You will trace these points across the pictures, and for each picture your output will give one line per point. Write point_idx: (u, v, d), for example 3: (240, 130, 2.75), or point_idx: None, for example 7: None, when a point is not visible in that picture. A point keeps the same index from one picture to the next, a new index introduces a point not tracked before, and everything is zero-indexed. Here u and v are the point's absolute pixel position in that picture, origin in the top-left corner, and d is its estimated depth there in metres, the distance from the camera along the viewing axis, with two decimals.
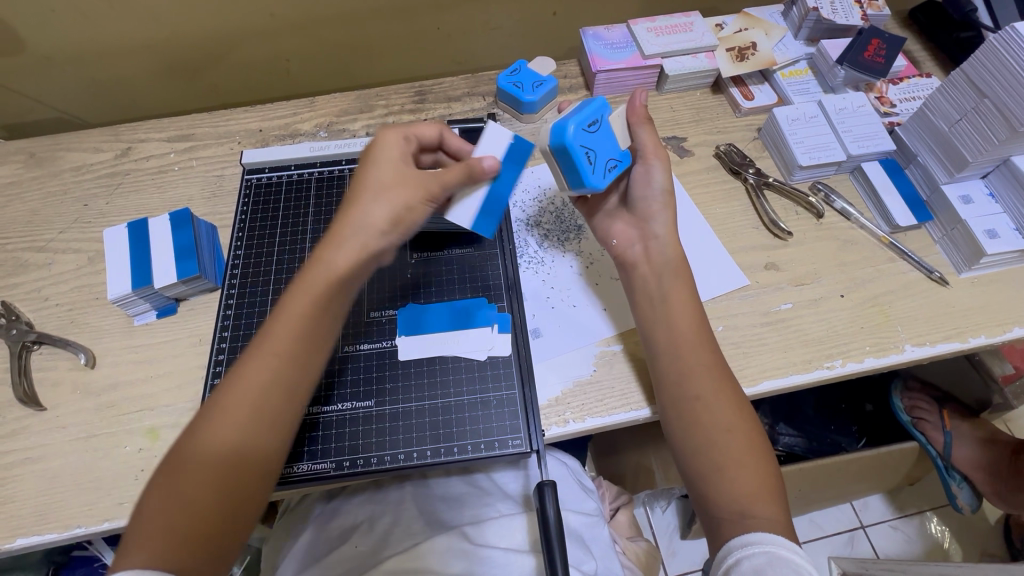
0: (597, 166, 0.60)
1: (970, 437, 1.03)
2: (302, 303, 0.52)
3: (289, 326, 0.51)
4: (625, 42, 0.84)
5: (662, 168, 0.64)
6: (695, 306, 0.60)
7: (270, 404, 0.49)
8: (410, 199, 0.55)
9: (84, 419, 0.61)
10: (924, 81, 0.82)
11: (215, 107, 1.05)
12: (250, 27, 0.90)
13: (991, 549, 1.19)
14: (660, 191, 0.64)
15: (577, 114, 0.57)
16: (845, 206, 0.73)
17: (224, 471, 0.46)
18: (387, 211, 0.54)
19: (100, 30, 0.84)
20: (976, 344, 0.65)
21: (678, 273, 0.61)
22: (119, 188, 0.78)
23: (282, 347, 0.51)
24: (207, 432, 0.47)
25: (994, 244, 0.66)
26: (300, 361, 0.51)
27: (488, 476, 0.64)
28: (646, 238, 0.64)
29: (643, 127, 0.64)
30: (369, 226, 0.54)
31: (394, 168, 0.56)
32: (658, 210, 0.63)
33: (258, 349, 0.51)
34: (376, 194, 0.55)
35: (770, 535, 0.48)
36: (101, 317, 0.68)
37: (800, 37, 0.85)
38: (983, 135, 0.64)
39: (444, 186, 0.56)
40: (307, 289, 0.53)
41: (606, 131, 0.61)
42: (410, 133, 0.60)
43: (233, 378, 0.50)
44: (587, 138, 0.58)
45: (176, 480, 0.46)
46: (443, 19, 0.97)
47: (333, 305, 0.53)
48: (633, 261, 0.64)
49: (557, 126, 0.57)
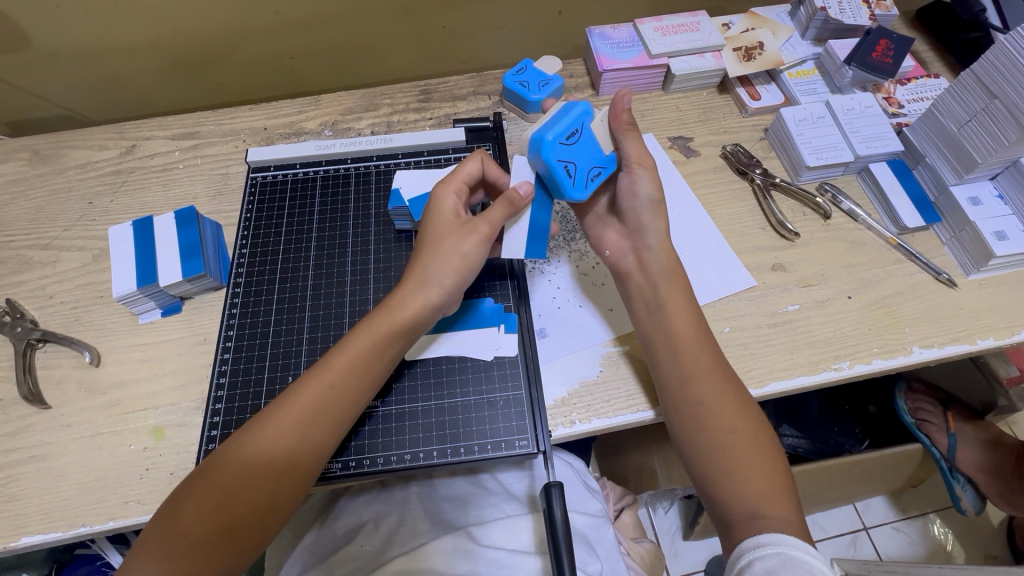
0: (578, 178, 0.59)
1: (975, 440, 1.03)
2: (364, 342, 0.53)
3: (348, 363, 0.52)
4: (632, 41, 0.84)
5: (649, 177, 0.60)
6: (700, 308, 0.59)
7: (316, 434, 0.50)
8: (468, 245, 0.55)
9: (89, 418, 0.61)
10: (932, 81, 0.81)
11: (219, 105, 1.05)
12: (256, 25, 0.90)
13: (995, 552, 1.19)
14: (646, 201, 0.61)
15: (555, 125, 0.56)
16: (853, 206, 0.73)
17: (258, 487, 0.48)
18: (447, 260, 0.55)
19: (105, 27, 0.84)
20: (985, 346, 0.65)
21: (672, 279, 0.60)
22: (124, 185, 0.78)
23: (339, 381, 0.52)
24: (250, 444, 0.49)
25: (1003, 245, 0.65)
26: (353, 396, 0.52)
27: (493, 476, 0.64)
28: (638, 249, 0.63)
29: (628, 134, 0.60)
30: (428, 279, 0.54)
31: (450, 220, 0.57)
32: (649, 220, 0.62)
33: (316, 375, 0.52)
34: (436, 246, 0.55)
35: (783, 536, 0.47)
36: (106, 315, 0.67)
37: (807, 37, 0.85)
38: (993, 136, 0.64)
39: (494, 224, 0.56)
40: (371, 329, 0.53)
41: (586, 141, 0.59)
42: (455, 181, 0.60)
43: (285, 398, 0.51)
44: (567, 151, 0.57)
45: (210, 480, 0.47)
46: (448, 18, 0.97)
47: (390, 351, 0.54)
48: (627, 271, 0.63)
49: (534, 138, 0.56)
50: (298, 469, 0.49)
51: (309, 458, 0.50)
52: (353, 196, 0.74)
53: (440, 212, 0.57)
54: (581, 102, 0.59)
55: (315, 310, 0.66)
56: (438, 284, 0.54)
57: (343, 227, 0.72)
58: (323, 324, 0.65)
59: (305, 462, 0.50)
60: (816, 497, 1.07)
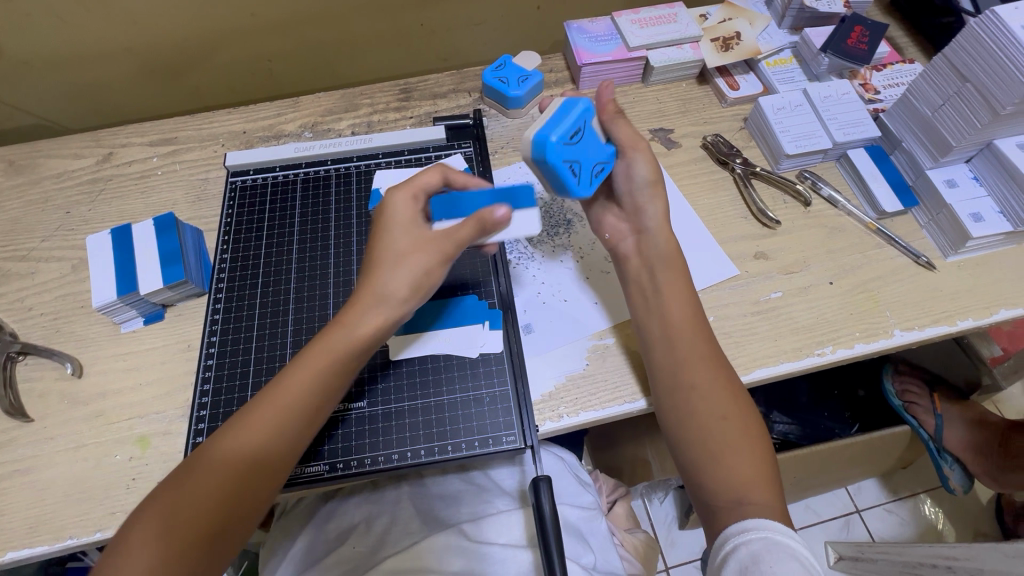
0: (584, 176, 0.58)
1: (962, 419, 1.04)
2: (320, 360, 0.52)
3: (307, 379, 0.51)
4: (610, 34, 0.84)
5: (645, 159, 0.61)
6: (689, 297, 0.60)
7: (283, 442, 0.50)
8: (429, 262, 0.53)
9: (73, 429, 0.60)
10: (907, 67, 0.82)
11: (198, 109, 1.03)
12: (231, 28, 0.89)
13: (984, 529, 1.21)
14: (643, 182, 0.61)
15: (558, 125, 0.54)
16: (832, 193, 0.74)
17: (228, 502, 0.47)
18: (407, 276, 0.52)
19: (76, 34, 0.83)
20: (965, 327, 0.66)
21: (671, 264, 0.61)
22: (102, 194, 0.77)
23: (298, 400, 0.51)
24: (217, 453, 0.48)
25: (979, 227, 0.66)
26: (311, 412, 0.51)
27: (484, 473, 0.65)
28: (637, 231, 0.63)
29: (616, 121, 0.61)
30: (387, 297, 0.52)
31: (409, 233, 0.54)
32: (647, 202, 0.62)
33: (272, 394, 0.51)
34: (396, 261, 0.53)
35: (766, 521, 0.48)
36: (88, 326, 0.67)
37: (784, 26, 0.86)
38: (965, 119, 0.65)
39: (459, 244, 0.53)
40: (327, 346, 0.52)
41: (586, 139, 0.58)
42: (415, 189, 0.56)
43: (247, 412, 0.50)
44: (571, 149, 0.56)
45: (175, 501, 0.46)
46: (427, 15, 0.97)
47: (349, 368, 0.53)
48: (625, 255, 0.64)
49: (537, 138, 0.54)
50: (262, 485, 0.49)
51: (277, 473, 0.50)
52: (334, 198, 0.74)
53: (396, 226, 0.54)
54: (581, 99, 0.58)
55: (299, 313, 0.66)
56: (399, 298, 0.53)
57: (324, 229, 0.71)
58: (307, 327, 0.65)
59: (268, 475, 0.49)
60: (807, 482, 1.08)
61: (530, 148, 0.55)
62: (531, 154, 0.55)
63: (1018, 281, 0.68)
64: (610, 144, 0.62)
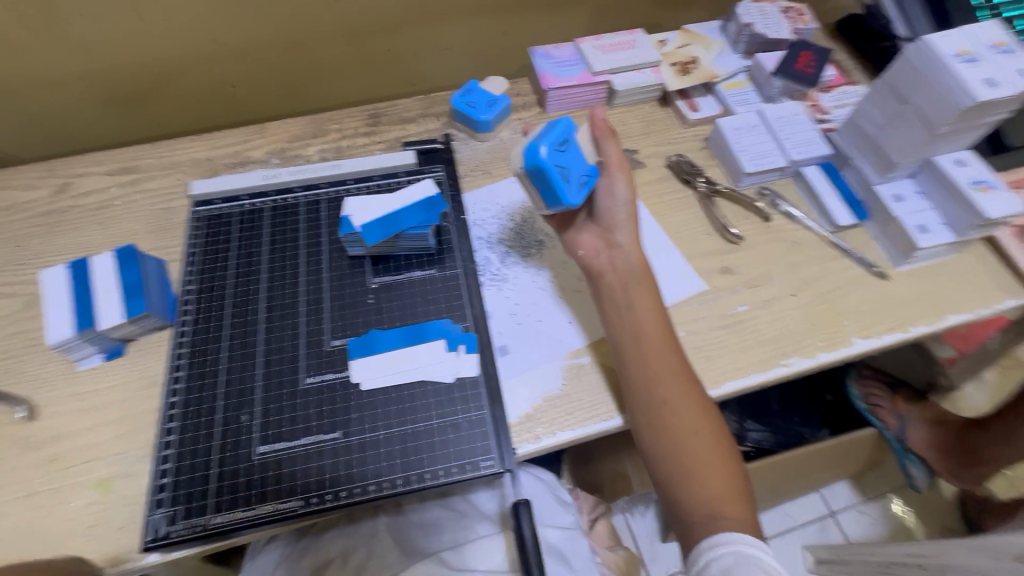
0: (573, 184, 0.61)
1: (922, 419, 1.07)
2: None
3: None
4: (573, 59, 0.86)
5: (625, 180, 0.65)
6: (660, 312, 0.61)
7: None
8: None
9: (24, 476, 0.57)
10: (851, 89, 0.87)
11: (160, 136, 1.01)
12: (193, 55, 0.88)
13: (950, 524, 1.25)
14: (623, 201, 0.65)
15: (548, 136, 0.60)
16: (790, 209, 0.77)
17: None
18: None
19: (28, 61, 0.81)
20: (918, 333, 0.69)
21: (643, 280, 0.62)
22: (57, 226, 0.74)
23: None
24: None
25: (925, 238, 0.70)
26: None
27: (464, 498, 0.62)
28: (611, 247, 0.65)
29: (608, 139, 0.67)
30: None
31: None
32: (623, 220, 0.65)
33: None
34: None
35: (736, 534, 0.49)
36: (41, 364, 0.64)
37: (737, 51, 0.90)
38: (908, 137, 0.69)
39: None
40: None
41: (574, 152, 0.63)
42: None
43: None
44: (561, 157, 0.60)
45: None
46: (394, 42, 0.98)
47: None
48: (600, 270, 0.64)
49: (528, 149, 0.59)
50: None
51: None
52: (303, 225, 0.73)
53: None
54: (565, 118, 0.63)
55: (269, 342, 0.64)
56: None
57: (294, 256, 0.70)
58: (278, 357, 0.63)
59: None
60: (782, 487, 1.10)
61: (522, 158, 0.60)
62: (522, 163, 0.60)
63: (964, 288, 0.73)
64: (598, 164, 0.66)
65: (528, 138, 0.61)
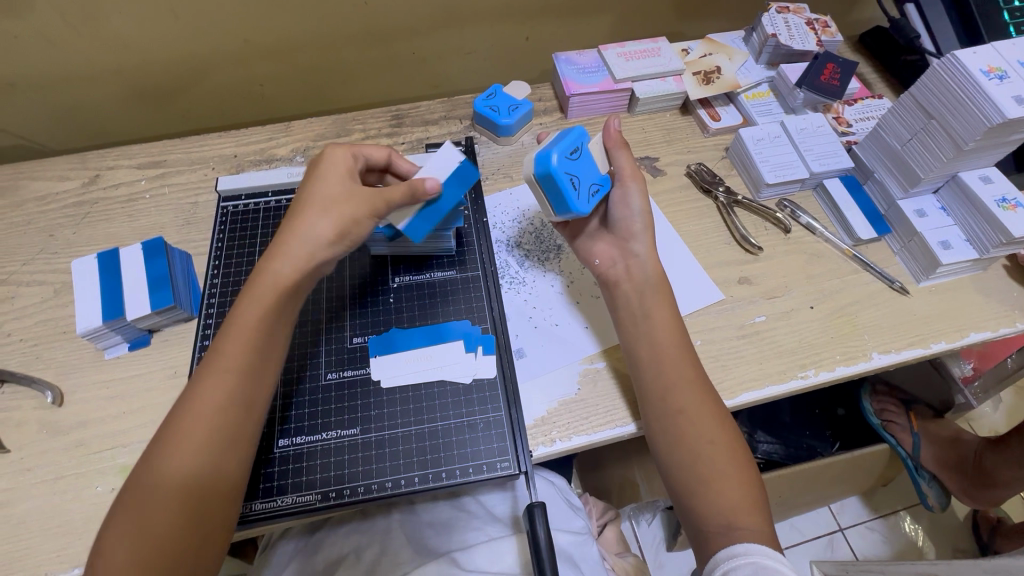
0: (582, 192, 0.62)
1: (936, 437, 1.06)
2: (240, 347, 0.51)
3: (243, 344, 0.51)
4: (597, 66, 0.87)
5: (639, 191, 0.65)
6: (675, 321, 0.61)
7: (227, 455, 0.49)
8: (355, 212, 0.56)
9: (51, 460, 0.58)
10: (877, 102, 0.87)
11: (186, 132, 1.03)
12: (222, 54, 0.90)
13: (962, 545, 1.24)
14: (638, 212, 0.65)
15: (559, 143, 0.60)
16: (810, 221, 0.77)
17: (179, 526, 0.45)
18: (330, 220, 0.55)
19: (65, 56, 0.83)
20: (938, 349, 0.69)
21: (659, 290, 0.63)
22: (87, 217, 0.76)
23: (230, 393, 0.50)
24: (149, 490, 0.46)
25: (948, 254, 0.70)
26: (251, 397, 0.51)
27: (475, 499, 0.65)
28: (627, 256, 0.65)
29: (620, 151, 0.66)
30: (315, 237, 0.55)
31: (340, 184, 0.58)
32: (640, 231, 0.65)
33: (201, 395, 0.49)
34: (320, 203, 0.57)
35: (755, 545, 0.49)
36: (69, 351, 0.65)
37: (761, 61, 0.90)
38: (932, 152, 0.68)
39: (388, 202, 0.58)
40: (244, 331, 0.52)
41: (586, 160, 0.63)
42: (356, 151, 0.63)
43: (175, 429, 0.48)
44: (571, 165, 0.60)
45: (120, 540, 0.44)
46: (418, 45, 0.99)
47: (270, 348, 0.53)
48: (616, 279, 0.65)
49: (539, 155, 0.59)
50: (217, 501, 0.48)
51: (226, 482, 0.48)
52: None
53: (329, 170, 0.59)
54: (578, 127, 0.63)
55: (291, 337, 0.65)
56: (325, 237, 0.55)
57: None
58: (299, 352, 0.64)
59: (222, 488, 0.48)
60: (792, 501, 1.09)
61: (533, 165, 0.60)
62: (533, 168, 0.61)
63: (986, 305, 0.72)
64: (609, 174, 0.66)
65: (540, 144, 0.61)
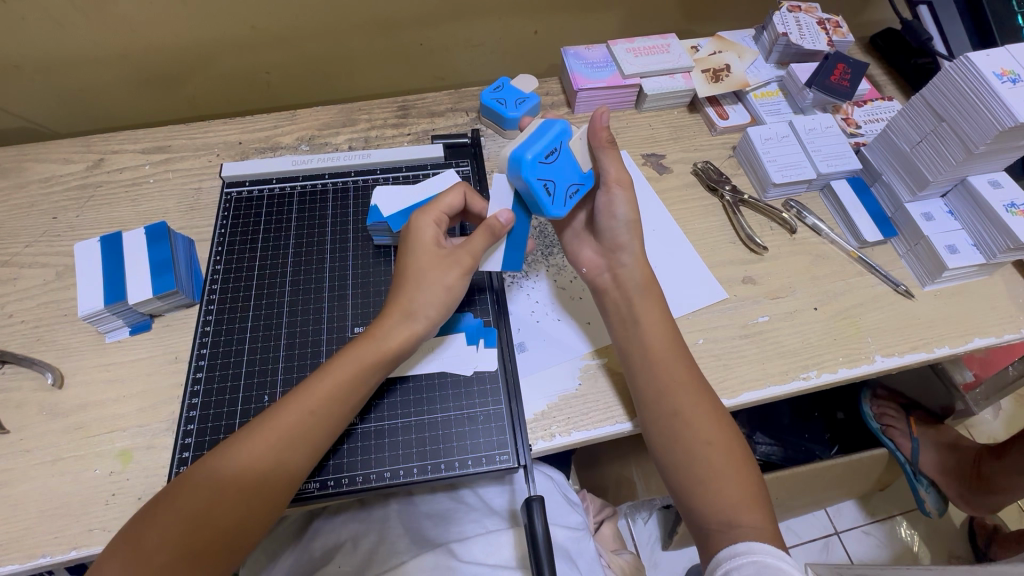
0: (558, 196, 0.58)
1: (934, 442, 1.06)
2: (347, 370, 0.53)
3: (351, 371, 0.53)
4: (605, 61, 0.86)
5: (626, 198, 0.62)
6: (667, 326, 0.61)
7: (292, 459, 0.50)
8: (450, 277, 0.56)
9: (51, 442, 0.58)
10: (886, 104, 0.86)
11: (191, 118, 1.03)
12: (230, 40, 0.90)
13: (958, 551, 1.23)
14: (623, 222, 0.63)
15: (534, 144, 0.56)
16: (816, 222, 0.77)
17: (229, 512, 0.47)
18: (432, 296, 0.56)
19: (72, 39, 0.82)
20: (941, 354, 0.68)
21: (648, 296, 0.62)
22: (90, 200, 0.75)
23: (320, 407, 0.52)
24: (220, 468, 0.48)
25: (954, 258, 0.69)
26: (337, 416, 0.53)
27: (472, 491, 0.64)
28: (614, 266, 0.64)
29: (608, 152, 0.61)
30: (414, 314, 0.55)
31: (434, 252, 0.57)
32: (627, 240, 0.64)
33: (297, 401, 0.52)
34: (419, 278, 0.56)
35: (756, 543, 0.49)
36: (70, 334, 0.65)
37: (771, 60, 0.89)
38: (942, 155, 0.68)
39: (475, 256, 0.57)
40: (355, 358, 0.54)
41: (563, 160, 0.59)
42: (439, 215, 0.60)
43: (263, 423, 0.50)
44: (545, 169, 0.57)
45: (177, 504, 0.46)
46: (426, 35, 0.99)
47: (373, 378, 0.54)
48: (603, 287, 0.65)
49: (512, 157, 0.55)
50: (266, 501, 0.49)
51: (282, 485, 0.49)
52: (330, 212, 0.74)
53: (419, 244, 0.58)
54: (556, 120, 0.59)
55: (293, 325, 0.65)
56: (425, 317, 0.56)
57: (320, 242, 0.71)
58: (300, 341, 0.64)
59: (277, 491, 0.49)
60: (789, 503, 1.09)
61: (506, 165, 0.56)
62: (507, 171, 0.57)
63: (992, 310, 0.72)
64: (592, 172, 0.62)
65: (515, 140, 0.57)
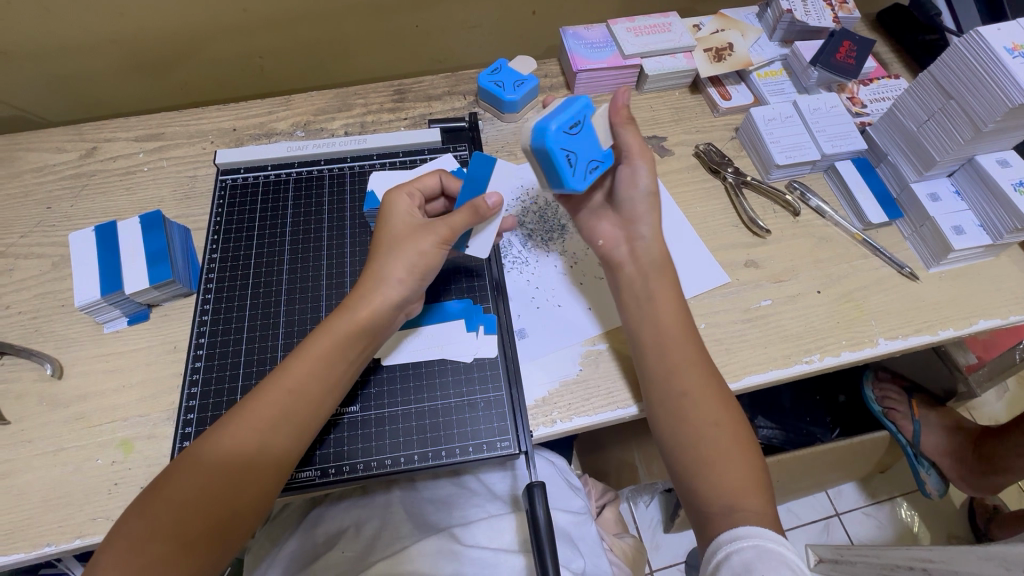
0: (579, 169, 0.57)
1: (938, 425, 1.05)
2: (323, 345, 0.53)
3: (326, 349, 0.53)
4: (606, 41, 0.84)
5: (647, 168, 0.62)
6: (679, 305, 0.60)
7: (278, 441, 0.50)
8: (424, 246, 0.55)
9: (52, 432, 0.58)
10: (893, 82, 0.85)
11: (187, 105, 1.01)
12: (221, 23, 0.87)
13: (958, 532, 1.24)
14: (644, 192, 0.62)
15: (560, 114, 0.54)
16: (820, 204, 0.76)
17: (218, 497, 0.47)
18: (404, 260, 0.55)
19: (60, 24, 0.80)
20: (946, 336, 0.68)
21: (663, 271, 0.62)
22: (85, 189, 0.75)
23: (298, 386, 0.51)
24: (205, 454, 0.48)
25: (960, 240, 0.68)
26: (318, 393, 0.52)
27: (476, 477, 0.65)
28: (632, 238, 0.63)
29: (626, 128, 0.60)
30: (385, 277, 0.55)
31: (410, 221, 0.58)
32: (645, 211, 0.63)
33: (276, 381, 0.51)
34: (393, 246, 0.56)
35: (756, 528, 0.49)
36: (68, 325, 0.65)
37: (775, 38, 0.87)
38: (948, 134, 0.66)
39: (453, 228, 0.56)
40: (329, 332, 0.53)
41: (588, 135, 0.57)
42: (413, 190, 0.61)
43: (245, 405, 0.50)
44: (569, 139, 0.55)
45: (164, 496, 0.46)
46: (422, 17, 0.96)
47: (352, 353, 0.54)
48: (619, 261, 0.64)
49: (535, 128, 0.53)
50: (255, 483, 0.49)
51: (269, 468, 0.49)
52: (327, 198, 0.73)
53: (394, 216, 0.58)
54: (584, 96, 0.57)
55: (290, 315, 0.65)
56: (397, 281, 0.55)
57: (317, 231, 0.70)
58: (298, 330, 0.64)
59: (265, 473, 0.49)
60: (790, 486, 1.09)
61: (527, 135, 0.54)
62: (528, 140, 0.55)
63: (997, 292, 0.71)
64: (611, 149, 0.60)
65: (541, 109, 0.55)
